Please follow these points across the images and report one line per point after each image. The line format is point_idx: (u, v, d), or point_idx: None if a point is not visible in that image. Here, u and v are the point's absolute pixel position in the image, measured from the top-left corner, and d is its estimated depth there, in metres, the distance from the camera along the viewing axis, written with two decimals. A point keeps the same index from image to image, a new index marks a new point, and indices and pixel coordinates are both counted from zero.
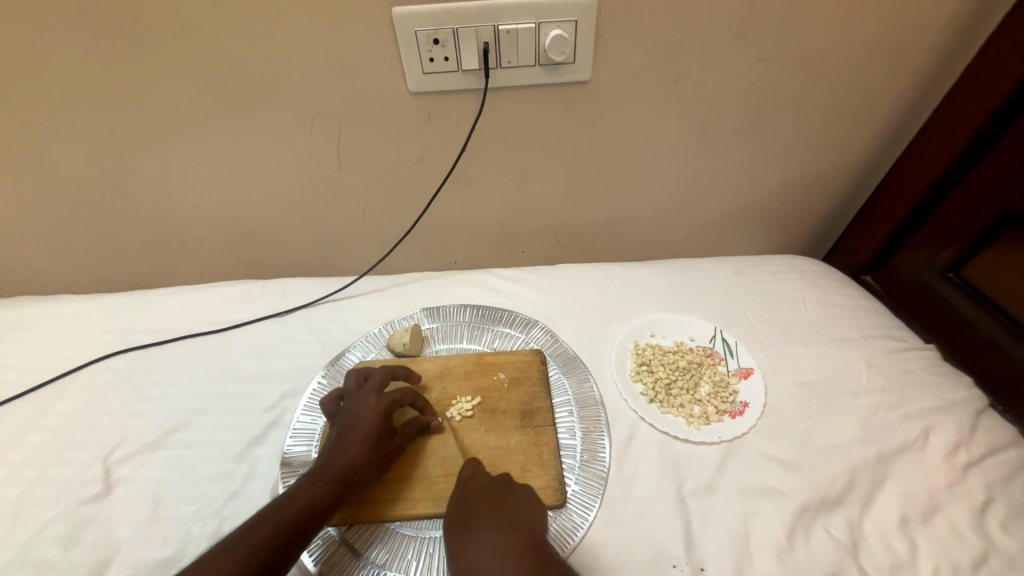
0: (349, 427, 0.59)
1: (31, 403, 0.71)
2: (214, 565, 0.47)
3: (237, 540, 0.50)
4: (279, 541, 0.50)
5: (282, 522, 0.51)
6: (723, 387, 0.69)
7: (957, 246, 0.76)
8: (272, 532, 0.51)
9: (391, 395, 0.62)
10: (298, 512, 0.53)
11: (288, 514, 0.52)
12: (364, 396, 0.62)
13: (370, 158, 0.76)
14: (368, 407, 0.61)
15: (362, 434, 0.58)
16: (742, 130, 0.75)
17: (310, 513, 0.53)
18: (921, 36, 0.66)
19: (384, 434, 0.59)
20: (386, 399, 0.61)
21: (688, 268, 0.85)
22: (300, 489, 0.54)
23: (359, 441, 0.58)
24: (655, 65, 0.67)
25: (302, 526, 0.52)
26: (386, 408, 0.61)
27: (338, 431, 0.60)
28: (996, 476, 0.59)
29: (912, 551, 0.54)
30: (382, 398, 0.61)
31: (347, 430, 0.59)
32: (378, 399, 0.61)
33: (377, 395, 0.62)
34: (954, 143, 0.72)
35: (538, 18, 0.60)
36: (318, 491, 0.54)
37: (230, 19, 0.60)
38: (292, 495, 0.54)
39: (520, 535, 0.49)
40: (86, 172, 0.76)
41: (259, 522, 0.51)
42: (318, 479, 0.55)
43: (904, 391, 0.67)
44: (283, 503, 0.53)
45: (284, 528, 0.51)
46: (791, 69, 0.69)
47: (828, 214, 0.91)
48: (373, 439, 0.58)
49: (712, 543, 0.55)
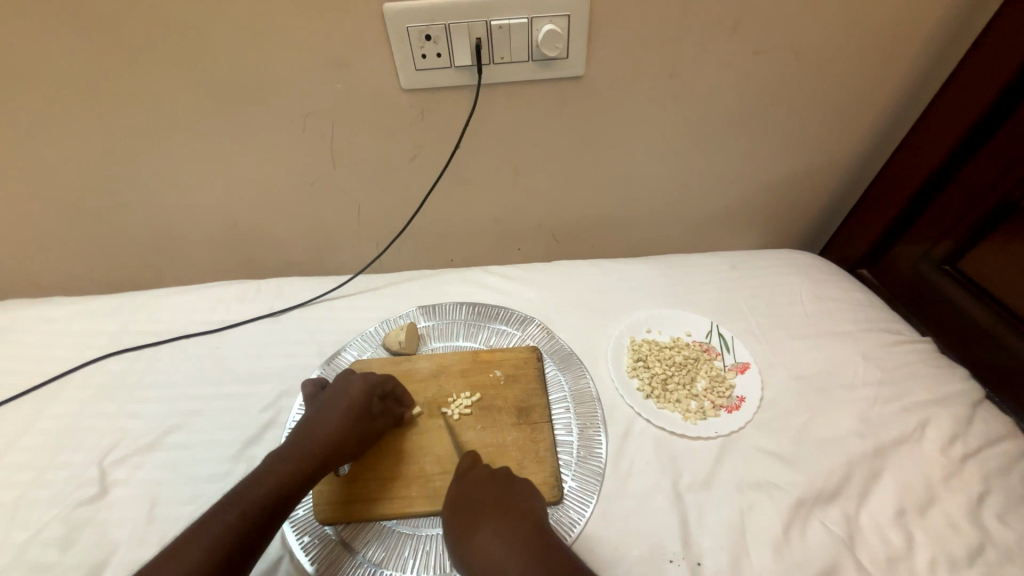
0: (329, 406, 0.60)
1: (29, 405, 0.71)
2: (182, 549, 0.47)
3: (206, 521, 0.50)
4: (250, 517, 0.51)
5: (255, 499, 0.52)
6: (719, 382, 0.69)
7: (954, 238, 0.75)
8: (244, 508, 0.51)
9: (372, 377, 0.63)
10: (272, 488, 0.53)
11: (262, 491, 0.53)
12: (346, 378, 0.63)
13: (364, 157, 0.76)
14: (349, 388, 0.62)
15: (340, 413, 0.59)
16: (738, 123, 0.75)
17: (282, 490, 0.54)
18: (918, 25, 0.65)
19: (363, 416, 0.60)
20: (367, 380, 0.63)
21: (684, 264, 0.85)
22: (275, 465, 0.55)
23: (338, 421, 0.59)
24: (650, 59, 0.66)
25: (273, 504, 0.53)
26: (367, 389, 0.62)
27: (317, 411, 0.61)
28: (993, 467, 0.59)
29: (909, 543, 0.54)
30: (364, 379, 0.63)
31: (326, 410, 0.60)
32: (361, 381, 0.63)
33: (358, 377, 0.63)
34: (950, 135, 0.71)
35: (531, 13, 0.59)
36: (292, 468, 0.55)
37: (221, 18, 0.60)
38: (266, 472, 0.55)
39: (524, 523, 0.50)
40: (80, 173, 0.76)
41: (233, 499, 0.52)
42: (293, 456, 0.56)
43: (901, 384, 0.67)
44: (257, 479, 0.54)
45: (255, 504, 0.52)
46: (786, 61, 0.68)
47: (826, 207, 0.90)
48: (351, 419, 0.59)
49: (709, 538, 0.55)
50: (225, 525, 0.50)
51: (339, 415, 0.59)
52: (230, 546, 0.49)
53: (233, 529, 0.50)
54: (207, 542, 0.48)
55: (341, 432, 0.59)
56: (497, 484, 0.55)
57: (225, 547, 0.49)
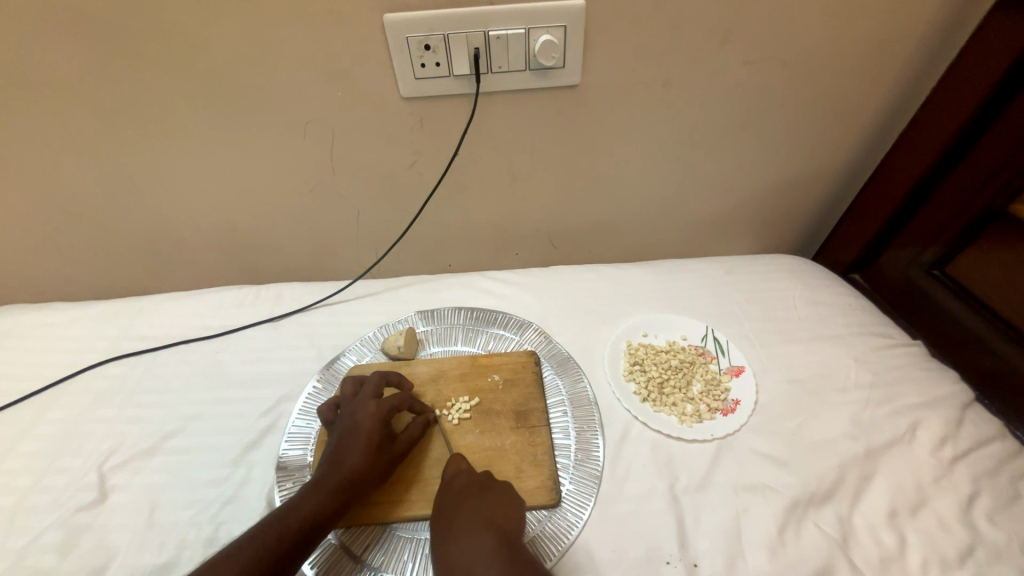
0: (350, 434, 0.60)
1: (27, 411, 0.71)
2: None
3: (240, 549, 0.50)
4: (284, 544, 0.51)
5: (287, 529, 0.52)
6: (714, 385, 0.70)
7: (942, 243, 0.77)
8: (278, 536, 0.51)
9: (390, 401, 0.63)
10: (305, 519, 0.53)
11: (294, 521, 0.53)
12: (365, 400, 0.63)
13: (363, 163, 0.77)
14: (365, 414, 0.61)
15: (364, 439, 0.59)
16: (731, 131, 0.76)
17: (314, 520, 0.53)
18: (906, 35, 0.67)
19: (386, 441, 0.60)
20: (385, 404, 0.62)
21: (679, 268, 0.86)
22: (305, 495, 0.55)
23: (362, 448, 0.59)
24: (644, 68, 0.67)
25: (306, 534, 0.53)
26: (385, 414, 0.61)
27: (340, 438, 0.60)
28: (982, 469, 0.60)
29: (901, 544, 0.55)
30: (382, 404, 0.62)
31: (349, 437, 0.60)
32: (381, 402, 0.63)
33: (374, 402, 0.62)
34: (936, 143, 0.73)
35: (527, 24, 0.60)
36: (323, 498, 0.55)
37: (222, 28, 0.61)
38: (297, 503, 0.54)
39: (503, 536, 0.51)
40: (80, 180, 0.77)
41: (265, 529, 0.52)
42: (322, 486, 0.56)
43: (893, 387, 0.68)
44: (288, 511, 0.54)
45: (290, 535, 0.52)
46: (777, 71, 0.69)
47: (818, 213, 0.92)
48: (374, 445, 0.59)
49: (705, 540, 0.56)
50: (261, 549, 0.50)
51: (362, 441, 0.59)
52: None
53: (270, 559, 0.50)
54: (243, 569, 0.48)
55: (367, 459, 0.58)
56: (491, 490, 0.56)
57: None
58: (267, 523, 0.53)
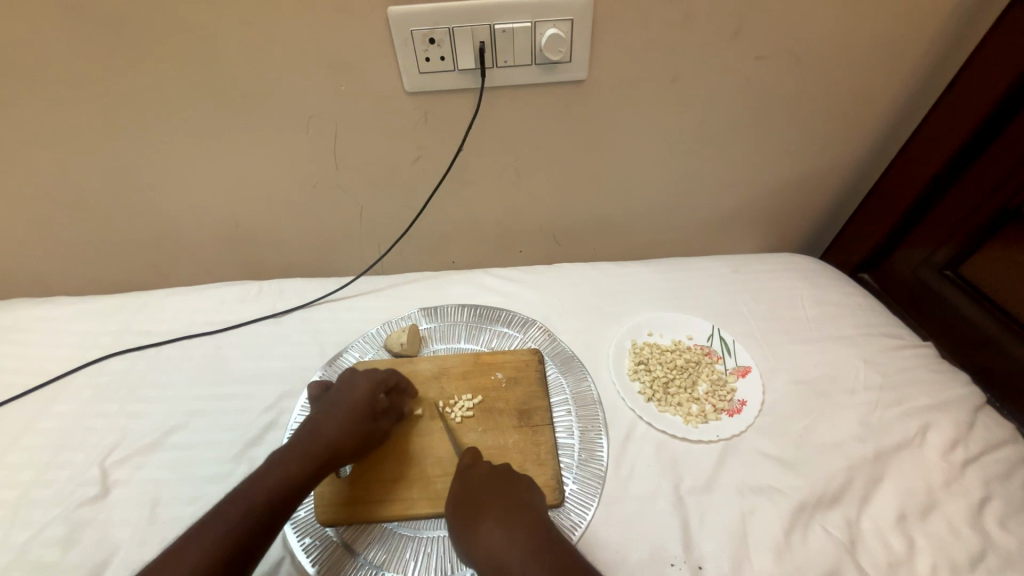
0: (332, 408, 0.60)
1: (31, 405, 0.71)
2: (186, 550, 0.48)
3: (212, 519, 0.50)
4: (255, 514, 0.51)
5: (257, 498, 0.52)
6: (720, 385, 0.69)
7: (955, 243, 0.75)
8: (249, 507, 0.52)
9: (377, 380, 0.63)
10: (274, 488, 0.54)
11: (263, 490, 0.53)
12: (353, 378, 0.64)
13: (367, 159, 0.76)
14: (353, 391, 0.62)
15: (344, 415, 0.60)
16: (740, 127, 0.75)
17: (283, 490, 0.54)
18: (920, 30, 0.66)
19: (367, 418, 0.60)
20: (372, 383, 0.63)
21: (685, 266, 0.85)
22: (278, 464, 0.55)
23: (342, 423, 0.59)
24: (652, 64, 0.66)
25: (277, 504, 0.53)
26: (372, 394, 0.62)
27: (322, 411, 0.61)
28: (994, 473, 0.59)
29: (910, 549, 0.54)
30: (371, 383, 0.63)
31: (331, 411, 0.60)
32: (368, 381, 0.63)
33: (364, 381, 0.63)
34: (951, 141, 0.72)
35: (534, 17, 0.59)
36: (294, 468, 0.55)
37: (225, 21, 0.60)
38: (270, 470, 0.55)
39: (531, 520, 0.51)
40: (84, 174, 0.77)
41: (236, 496, 0.52)
42: (295, 456, 0.56)
43: (903, 389, 0.67)
44: (259, 479, 0.54)
45: (261, 504, 0.52)
46: (787, 67, 0.68)
47: (827, 212, 0.90)
48: (356, 422, 0.59)
49: (710, 542, 0.55)
50: (229, 521, 0.50)
51: (344, 418, 0.59)
52: (233, 543, 0.49)
53: (238, 529, 0.50)
54: (212, 538, 0.49)
55: (345, 435, 0.59)
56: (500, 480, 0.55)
57: (229, 548, 0.49)
58: (239, 490, 0.53)
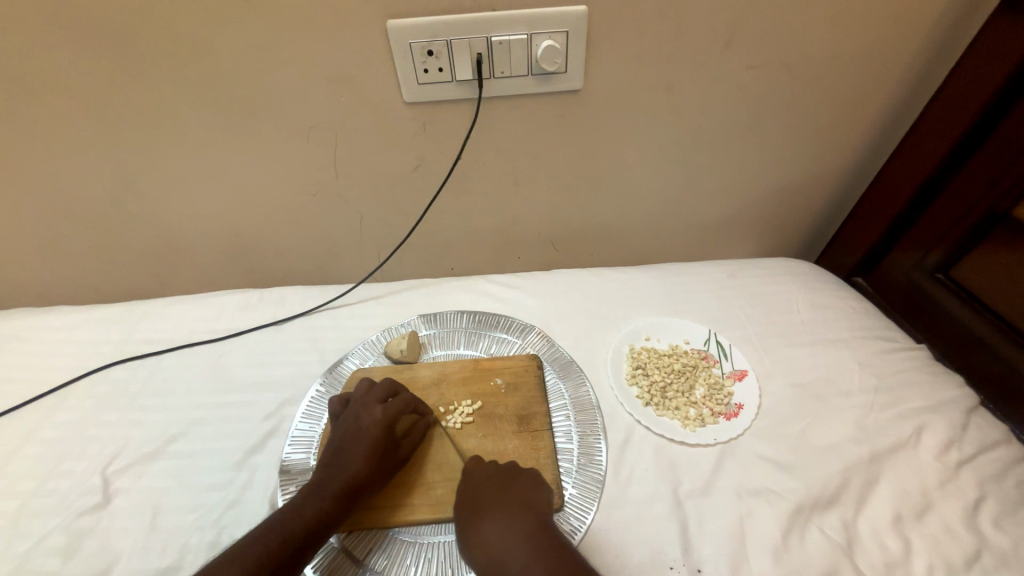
0: (354, 439, 0.60)
1: (32, 414, 0.71)
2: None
3: (244, 556, 0.50)
4: (288, 551, 0.52)
5: (289, 535, 0.53)
6: (718, 389, 0.70)
7: (945, 247, 0.77)
8: (283, 538, 0.52)
9: (395, 406, 0.62)
10: (307, 523, 0.54)
11: (293, 528, 0.53)
12: (369, 406, 0.63)
13: (366, 168, 0.77)
14: (372, 417, 0.61)
15: (366, 442, 0.59)
16: (733, 134, 0.76)
17: (314, 526, 0.54)
18: (907, 39, 0.67)
19: (389, 442, 0.60)
20: (390, 409, 0.62)
21: (681, 272, 0.86)
22: (307, 499, 0.56)
23: (365, 453, 0.58)
24: (646, 73, 0.68)
25: (310, 538, 0.53)
26: (390, 420, 0.61)
27: (342, 441, 0.60)
28: (988, 474, 0.59)
29: (906, 550, 0.54)
30: (386, 409, 0.62)
31: (352, 442, 0.60)
32: (385, 409, 0.62)
33: (381, 407, 0.62)
34: (940, 145, 0.73)
35: (530, 29, 0.61)
36: (324, 503, 0.55)
37: (227, 34, 0.61)
38: (299, 507, 0.55)
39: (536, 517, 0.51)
40: (86, 185, 0.78)
41: (268, 530, 0.53)
42: (323, 491, 0.56)
43: (898, 391, 0.68)
44: (291, 516, 0.54)
45: (293, 540, 0.52)
46: (779, 75, 0.70)
47: (820, 217, 0.92)
48: (378, 451, 0.59)
49: (709, 544, 0.55)
50: (261, 556, 0.51)
51: (365, 448, 0.59)
52: None
53: (274, 565, 0.50)
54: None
55: (369, 465, 0.58)
56: (506, 483, 0.56)
57: None
58: (270, 526, 0.53)
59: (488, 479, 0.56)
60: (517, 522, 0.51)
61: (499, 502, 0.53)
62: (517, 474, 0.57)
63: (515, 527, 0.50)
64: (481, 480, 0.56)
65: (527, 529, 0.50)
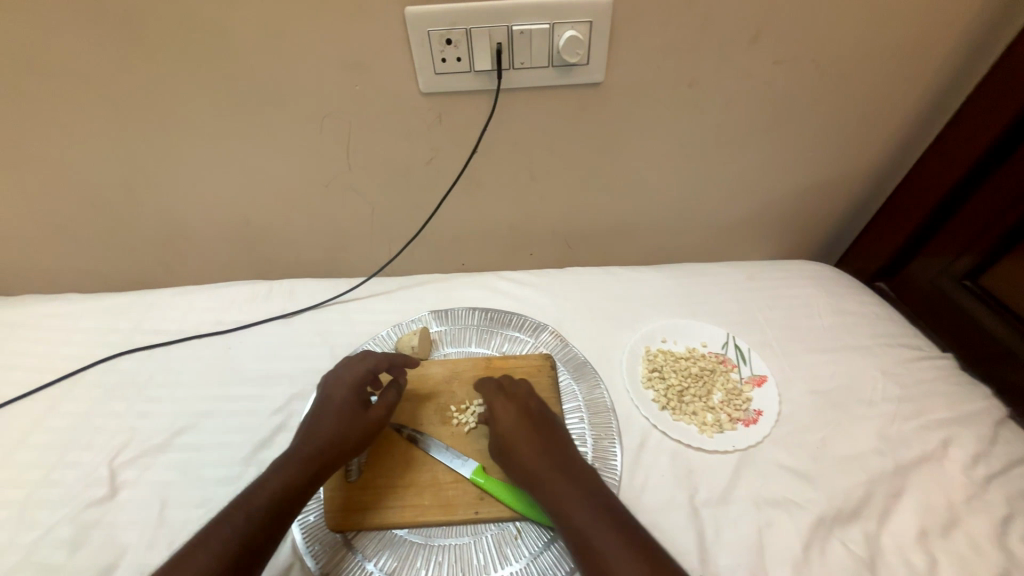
0: (324, 408, 0.61)
1: (40, 403, 0.71)
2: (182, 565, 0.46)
3: (210, 535, 0.49)
4: (255, 522, 0.50)
5: (256, 506, 0.51)
6: (735, 395, 0.68)
7: (975, 253, 0.74)
8: (249, 513, 0.51)
9: (362, 368, 0.64)
10: (275, 493, 0.53)
11: (260, 500, 0.52)
12: (336, 376, 0.64)
13: (379, 159, 0.75)
14: (340, 384, 0.63)
15: (336, 413, 0.60)
16: (757, 132, 0.74)
17: (286, 495, 0.53)
18: (944, 35, 0.64)
19: (359, 411, 0.60)
20: (356, 373, 0.63)
21: (698, 273, 0.84)
22: (278, 469, 0.55)
23: (336, 418, 0.59)
24: (670, 67, 0.65)
25: (280, 510, 0.52)
26: (356, 384, 0.63)
27: (315, 413, 0.61)
28: (1017, 489, 0.58)
29: (932, 566, 0.53)
30: (354, 374, 0.64)
31: (323, 411, 0.61)
32: (353, 374, 0.64)
33: (348, 372, 0.64)
34: (972, 146, 0.70)
35: (552, 19, 0.59)
36: (294, 470, 0.55)
37: (239, 19, 0.60)
38: (268, 478, 0.54)
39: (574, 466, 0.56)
40: (95, 172, 0.77)
41: (233, 509, 0.51)
42: (293, 459, 0.56)
43: (923, 401, 0.66)
44: (258, 486, 0.53)
45: (261, 511, 0.51)
46: (808, 71, 0.67)
47: (843, 219, 0.89)
48: (348, 413, 0.60)
49: (727, 555, 0.54)
50: (230, 533, 0.49)
51: (336, 412, 0.60)
52: (239, 556, 0.48)
53: (243, 535, 0.49)
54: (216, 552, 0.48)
55: (341, 427, 0.59)
56: (532, 433, 0.59)
57: (235, 559, 0.48)
58: (238, 500, 0.52)
59: (519, 434, 0.59)
60: (564, 476, 0.55)
61: (541, 459, 0.56)
62: (538, 423, 0.61)
63: (563, 481, 0.55)
64: (512, 434, 0.59)
65: (571, 478, 0.55)
